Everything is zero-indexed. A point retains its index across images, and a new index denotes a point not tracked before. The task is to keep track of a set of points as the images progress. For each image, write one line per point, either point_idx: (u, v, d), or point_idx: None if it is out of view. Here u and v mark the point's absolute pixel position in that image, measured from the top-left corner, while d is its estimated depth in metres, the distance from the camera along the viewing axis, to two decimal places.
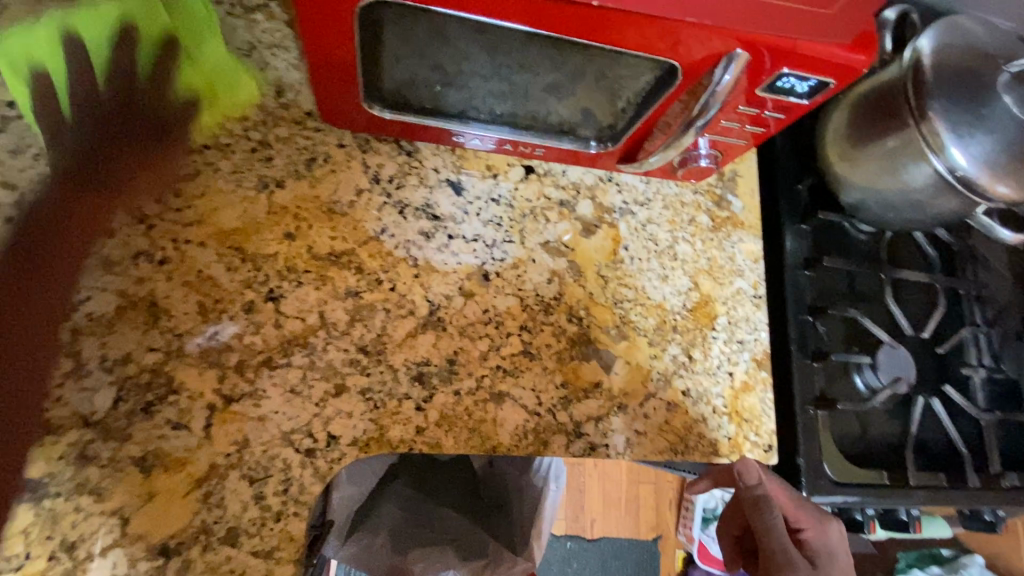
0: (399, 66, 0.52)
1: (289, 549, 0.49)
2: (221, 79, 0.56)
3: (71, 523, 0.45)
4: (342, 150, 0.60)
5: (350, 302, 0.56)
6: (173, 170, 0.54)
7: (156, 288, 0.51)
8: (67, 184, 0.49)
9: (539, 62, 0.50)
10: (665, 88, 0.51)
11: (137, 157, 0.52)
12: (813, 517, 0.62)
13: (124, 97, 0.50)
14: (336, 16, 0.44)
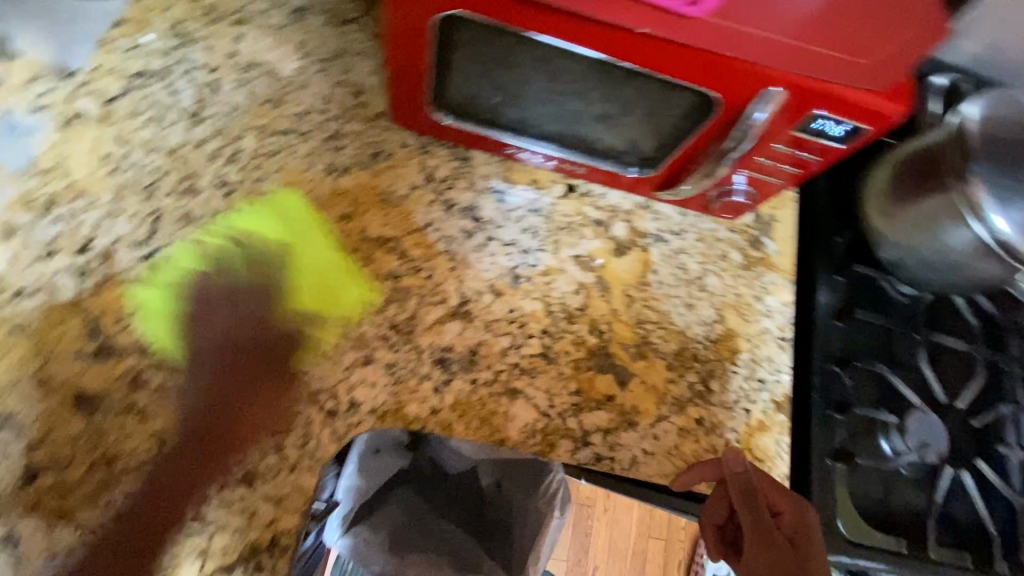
0: (464, 85, 0.58)
1: (297, 500, 0.53)
2: (334, 277, 0.59)
3: (115, 438, 0.51)
4: (404, 148, 0.66)
5: (389, 283, 0.61)
6: (273, 376, 0.55)
7: (225, 245, 0.58)
8: (193, 446, 0.52)
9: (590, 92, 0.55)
10: (702, 121, 0.54)
11: (247, 361, 0.55)
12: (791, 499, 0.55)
13: (219, 299, 0.56)
14: (418, 27, 0.50)
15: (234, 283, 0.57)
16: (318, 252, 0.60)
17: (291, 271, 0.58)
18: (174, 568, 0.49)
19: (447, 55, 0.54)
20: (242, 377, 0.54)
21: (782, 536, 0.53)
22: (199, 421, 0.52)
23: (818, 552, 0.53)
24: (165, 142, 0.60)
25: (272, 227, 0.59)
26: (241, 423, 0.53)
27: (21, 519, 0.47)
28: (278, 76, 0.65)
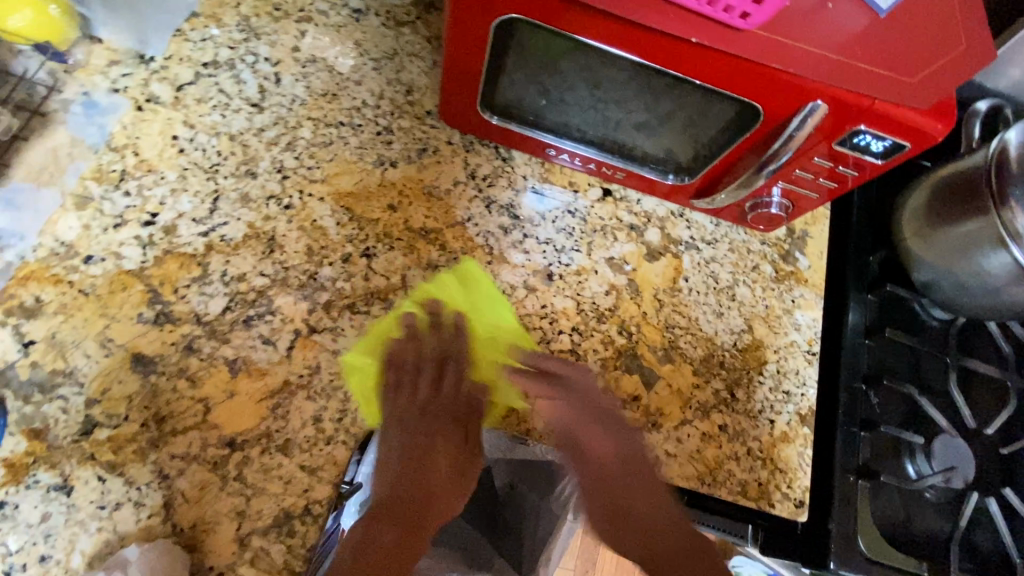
0: (511, 88, 0.60)
1: (331, 471, 0.55)
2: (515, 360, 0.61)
3: (166, 400, 0.53)
4: (449, 146, 0.69)
5: (428, 272, 0.64)
6: (475, 444, 0.60)
7: (278, 226, 0.61)
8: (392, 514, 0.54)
9: (634, 99, 0.57)
10: (742, 132, 0.56)
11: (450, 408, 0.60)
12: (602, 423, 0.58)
13: (416, 363, 0.59)
14: (474, 31, 0.52)
15: (450, 396, 0.60)
16: (503, 330, 0.61)
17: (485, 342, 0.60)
18: (213, 526, 0.51)
19: (499, 60, 0.56)
20: (437, 438, 0.58)
21: (610, 464, 0.58)
22: (407, 484, 0.56)
23: (641, 476, 0.58)
24: (228, 127, 0.63)
25: (501, 318, 0.61)
26: (454, 504, 0.58)
27: (78, 468, 0.50)
28: (336, 71, 0.68)
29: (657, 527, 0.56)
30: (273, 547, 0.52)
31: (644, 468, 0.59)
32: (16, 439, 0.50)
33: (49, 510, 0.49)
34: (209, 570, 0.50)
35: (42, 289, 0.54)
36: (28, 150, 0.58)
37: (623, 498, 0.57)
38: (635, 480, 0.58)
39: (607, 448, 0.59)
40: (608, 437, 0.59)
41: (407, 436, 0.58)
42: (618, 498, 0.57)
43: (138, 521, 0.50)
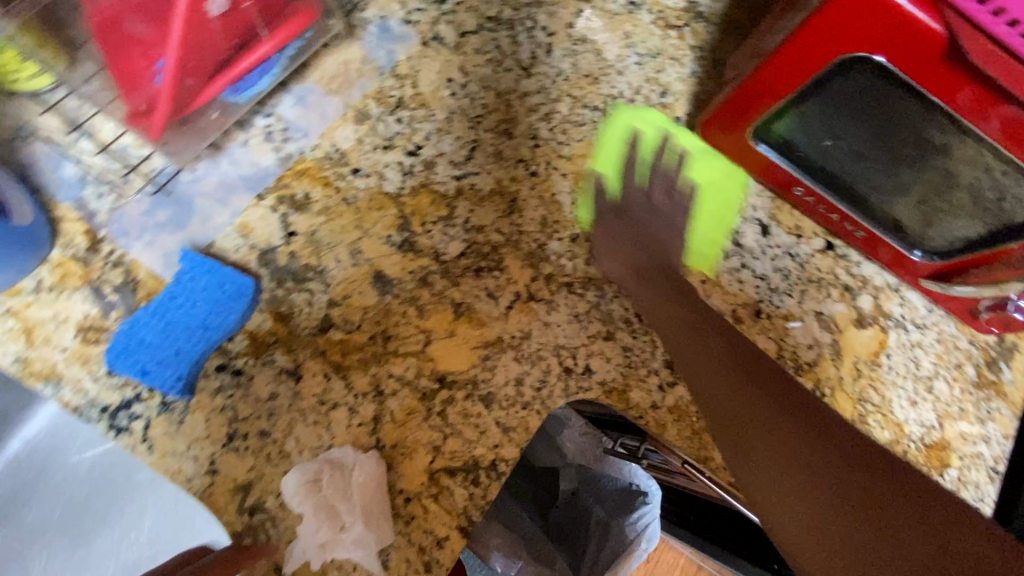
0: (793, 125, 0.58)
1: (521, 435, 0.56)
2: (705, 247, 0.67)
3: (395, 321, 0.56)
4: (690, 156, 0.68)
5: (644, 274, 0.64)
6: (664, 296, 0.61)
7: (521, 190, 0.63)
8: None
9: (914, 179, 0.55)
10: (1010, 240, 0.52)
11: (681, 313, 0.59)
12: (648, 286, 0.62)
13: (654, 161, 0.69)
14: (799, 62, 0.51)
15: (672, 228, 0.68)
16: (706, 234, 0.67)
17: (716, 211, 0.68)
18: (410, 453, 0.53)
19: (802, 99, 0.54)
20: (665, 302, 0.61)
21: (737, 366, 0.56)
22: (715, 395, 0.55)
23: (719, 378, 0.56)
24: (497, 84, 0.65)
25: (720, 192, 0.68)
26: (755, 444, 0.52)
27: (309, 361, 0.53)
28: (602, 56, 0.69)
29: (834, 494, 0.48)
30: (457, 490, 0.53)
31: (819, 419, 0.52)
32: (263, 317, 0.53)
33: (276, 391, 0.52)
34: (398, 493, 0.52)
35: (312, 186, 0.57)
36: (324, 58, 0.61)
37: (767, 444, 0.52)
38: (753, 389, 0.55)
39: (721, 363, 0.56)
40: (713, 347, 0.57)
41: (689, 318, 0.59)
42: (744, 424, 0.53)
43: (349, 426, 0.52)
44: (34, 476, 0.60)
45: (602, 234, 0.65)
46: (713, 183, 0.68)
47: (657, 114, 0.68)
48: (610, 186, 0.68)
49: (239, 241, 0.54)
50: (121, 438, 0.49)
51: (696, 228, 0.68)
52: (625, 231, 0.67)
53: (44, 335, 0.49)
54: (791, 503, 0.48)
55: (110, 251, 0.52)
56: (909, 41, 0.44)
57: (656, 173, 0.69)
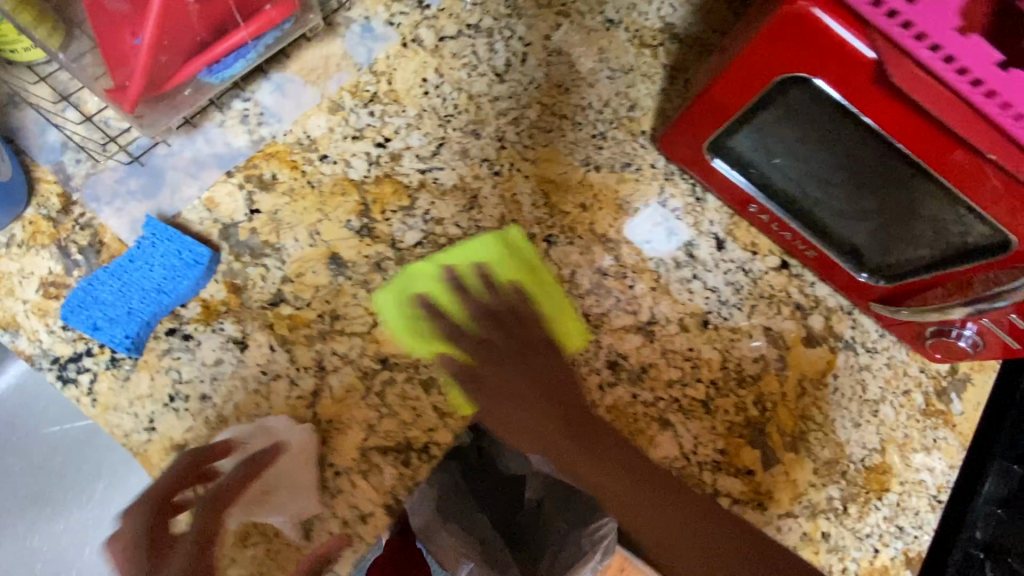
0: (748, 141, 0.60)
1: (458, 420, 0.57)
2: (564, 324, 0.63)
3: (345, 302, 0.58)
4: (652, 168, 0.70)
5: (596, 277, 0.65)
6: (528, 404, 0.55)
7: (482, 188, 0.65)
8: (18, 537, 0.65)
9: (856, 200, 0.58)
10: (955, 262, 0.54)
11: (525, 366, 0.56)
12: (488, 359, 0.56)
13: (462, 285, 0.60)
14: (746, 81, 0.53)
15: (491, 301, 0.59)
16: (554, 301, 0.63)
17: (528, 284, 0.63)
18: (345, 429, 0.55)
19: (753, 116, 0.56)
20: (505, 369, 0.55)
21: (573, 418, 0.55)
22: (575, 451, 0.53)
23: (599, 450, 0.54)
24: (469, 87, 0.68)
25: (501, 261, 0.62)
26: (637, 498, 0.53)
27: (257, 332, 0.55)
28: (575, 68, 0.72)
29: (699, 516, 0.52)
30: (387, 469, 0.54)
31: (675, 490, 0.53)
32: (217, 287, 0.55)
33: (222, 358, 0.54)
34: (328, 467, 0.53)
35: (280, 168, 0.60)
36: (306, 51, 0.64)
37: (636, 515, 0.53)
38: (598, 444, 0.54)
39: (543, 425, 0.54)
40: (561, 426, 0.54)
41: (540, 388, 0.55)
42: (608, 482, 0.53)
43: (288, 398, 0.54)
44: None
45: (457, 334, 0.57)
46: (501, 262, 0.62)
47: (488, 236, 0.63)
48: (460, 316, 0.59)
49: (204, 214, 0.57)
50: (68, 388, 0.51)
51: (538, 302, 0.62)
52: (493, 343, 0.57)
53: (9, 287, 0.52)
54: (665, 531, 0.52)
55: (80, 214, 0.55)
56: (843, 66, 0.46)
57: (489, 286, 0.60)
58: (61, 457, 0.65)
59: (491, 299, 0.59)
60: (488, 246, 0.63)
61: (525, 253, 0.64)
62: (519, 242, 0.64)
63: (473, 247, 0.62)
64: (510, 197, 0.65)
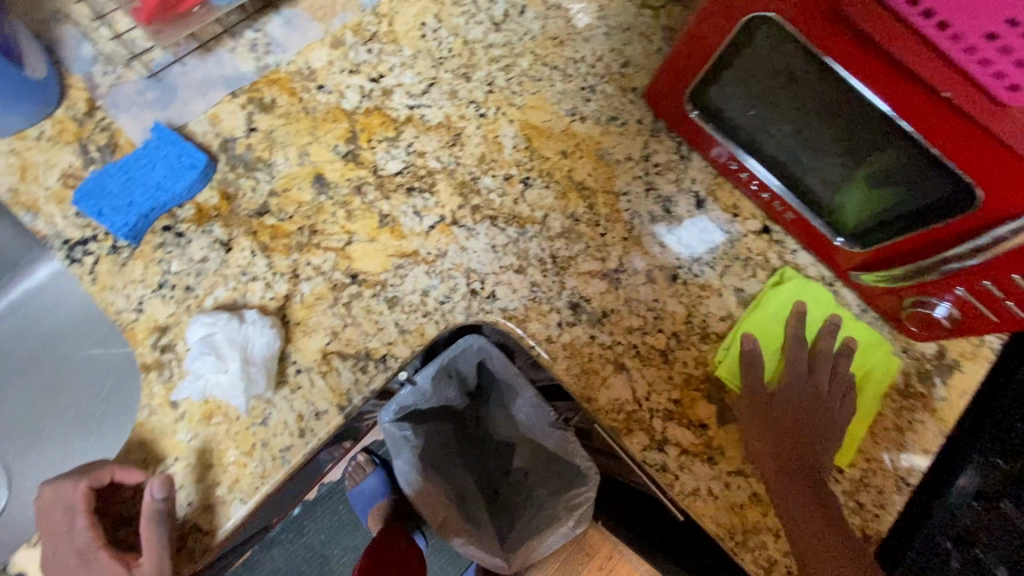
0: (728, 91, 0.60)
1: (416, 339, 0.61)
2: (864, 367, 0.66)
3: (323, 219, 0.62)
4: (638, 124, 0.71)
5: (568, 222, 0.66)
6: (797, 401, 0.63)
7: (467, 128, 0.68)
8: (58, 401, 0.80)
9: (833, 154, 0.57)
10: (941, 218, 0.52)
11: (809, 384, 0.64)
12: (801, 361, 0.65)
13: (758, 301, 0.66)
14: (720, 24, 0.54)
15: (812, 370, 0.65)
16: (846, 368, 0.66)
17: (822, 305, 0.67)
18: (308, 333, 0.59)
19: (732, 60, 0.57)
20: (792, 372, 0.64)
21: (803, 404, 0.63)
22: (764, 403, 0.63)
23: (802, 431, 0.62)
24: (466, 33, 0.71)
25: (828, 304, 0.67)
26: (778, 462, 0.60)
27: (241, 237, 0.60)
28: (572, 23, 0.74)
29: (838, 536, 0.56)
30: (344, 372, 0.58)
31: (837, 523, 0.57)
32: (211, 193, 0.61)
33: (208, 256, 0.59)
34: (290, 363, 0.58)
35: (279, 94, 0.65)
36: None
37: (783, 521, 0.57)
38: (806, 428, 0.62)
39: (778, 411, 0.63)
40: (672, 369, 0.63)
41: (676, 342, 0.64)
42: (779, 432, 0.62)
43: (262, 297, 0.59)
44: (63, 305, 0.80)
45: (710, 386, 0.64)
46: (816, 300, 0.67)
47: (791, 276, 0.67)
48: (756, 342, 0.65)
49: (207, 128, 0.63)
50: (74, 267, 0.58)
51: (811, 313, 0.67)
52: (808, 359, 0.65)
53: (35, 174, 0.59)
54: (790, 495, 0.58)
55: (102, 118, 0.62)
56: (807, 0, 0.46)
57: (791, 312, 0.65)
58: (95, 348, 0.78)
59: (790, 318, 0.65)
60: (800, 286, 0.67)
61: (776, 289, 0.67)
62: (844, 310, 0.67)
63: (840, 311, 0.67)
64: (494, 138, 0.68)
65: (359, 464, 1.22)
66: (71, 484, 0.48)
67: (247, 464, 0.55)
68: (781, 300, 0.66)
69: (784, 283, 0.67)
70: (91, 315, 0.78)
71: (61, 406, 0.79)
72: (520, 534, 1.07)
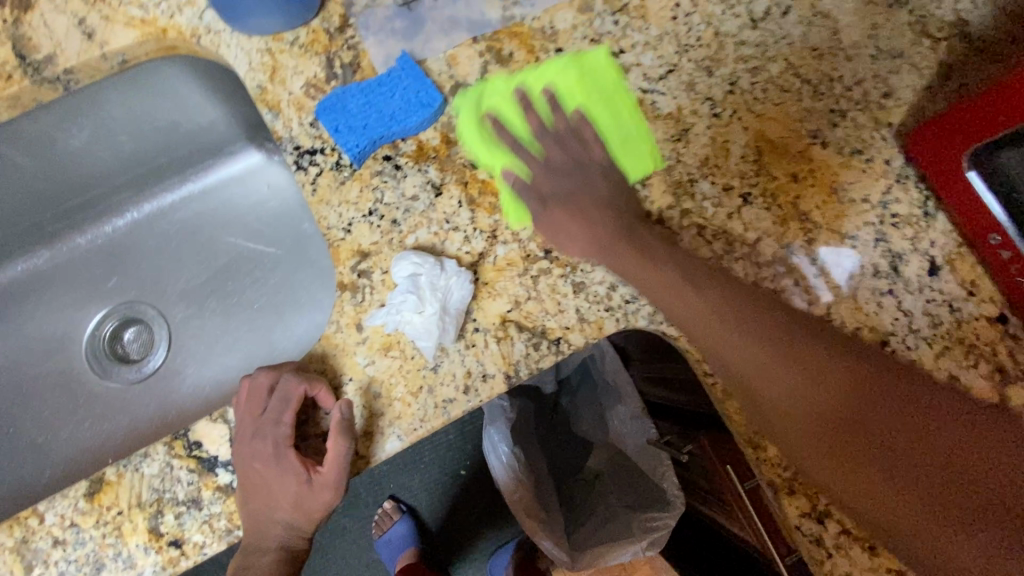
0: None
1: (593, 331, 0.58)
2: (634, 151, 0.62)
3: (531, 186, 0.61)
4: (885, 164, 0.63)
5: (781, 252, 0.60)
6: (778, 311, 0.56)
7: (696, 125, 0.62)
8: (216, 288, 0.86)
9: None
10: None
11: (729, 277, 0.58)
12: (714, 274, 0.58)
13: (559, 125, 0.62)
14: None
15: (584, 151, 0.62)
16: (632, 130, 0.62)
17: (582, 87, 0.62)
18: (494, 296, 0.58)
19: None
20: (730, 295, 0.57)
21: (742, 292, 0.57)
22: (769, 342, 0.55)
23: (746, 302, 0.57)
24: (719, 24, 0.65)
25: (572, 79, 0.62)
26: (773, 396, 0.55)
27: (451, 184, 0.60)
28: (837, 37, 0.66)
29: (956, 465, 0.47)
30: (517, 343, 0.57)
31: (810, 378, 0.53)
32: (434, 134, 0.61)
33: (419, 196, 0.59)
34: (471, 321, 0.57)
35: (518, 49, 0.63)
36: None
37: (872, 422, 0.51)
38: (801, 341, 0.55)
39: (742, 315, 0.56)
40: (734, 320, 0.56)
41: (764, 307, 0.57)
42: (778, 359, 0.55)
43: (459, 249, 0.59)
44: (233, 199, 0.86)
45: (542, 168, 0.61)
46: (576, 80, 0.62)
47: (565, 57, 0.63)
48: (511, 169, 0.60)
49: (444, 68, 0.62)
50: (299, 173, 0.60)
51: (604, 127, 0.63)
52: (569, 130, 0.62)
53: (283, 77, 0.62)
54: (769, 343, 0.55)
55: (351, 36, 0.62)
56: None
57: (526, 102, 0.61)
58: (263, 243, 0.85)
59: (623, 129, 0.62)
60: (567, 70, 0.63)
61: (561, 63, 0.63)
62: (604, 64, 0.63)
63: (598, 73, 0.63)
64: (722, 142, 0.62)
65: (384, 512, 1.26)
66: (292, 381, 0.53)
67: (412, 404, 0.55)
68: (484, 99, 0.61)
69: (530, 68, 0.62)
70: (266, 211, 0.85)
71: (216, 292, 0.85)
72: (587, 537, 1.06)
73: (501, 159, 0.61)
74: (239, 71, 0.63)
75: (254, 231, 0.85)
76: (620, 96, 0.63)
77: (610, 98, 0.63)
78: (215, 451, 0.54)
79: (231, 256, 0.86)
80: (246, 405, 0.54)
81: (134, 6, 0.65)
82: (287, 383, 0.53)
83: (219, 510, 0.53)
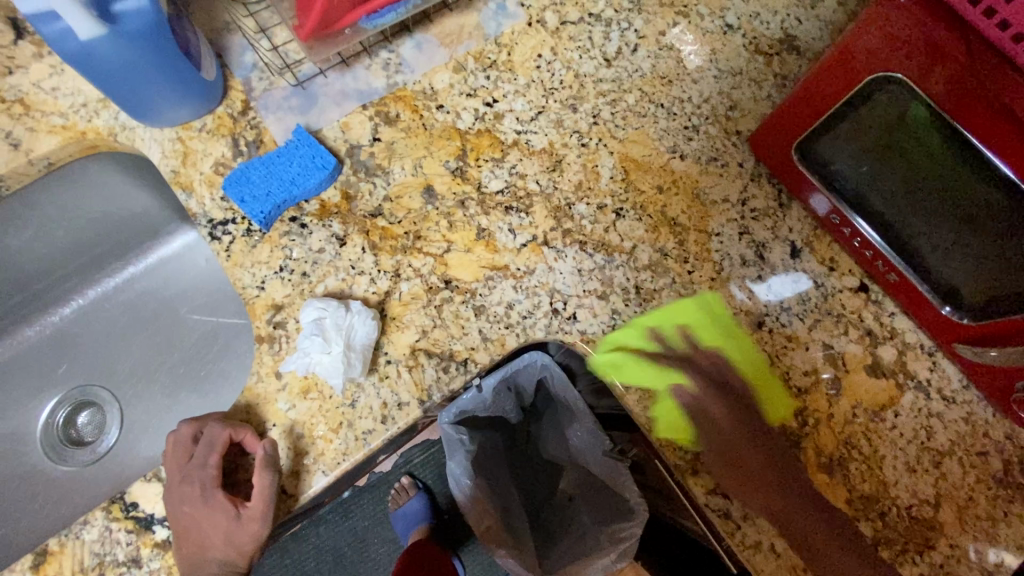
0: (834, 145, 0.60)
1: (497, 348, 0.64)
2: (770, 392, 0.64)
3: (427, 227, 0.67)
4: (739, 167, 0.71)
5: (655, 255, 0.67)
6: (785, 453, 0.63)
7: (568, 155, 0.71)
8: (161, 360, 0.90)
9: (946, 219, 0.55)
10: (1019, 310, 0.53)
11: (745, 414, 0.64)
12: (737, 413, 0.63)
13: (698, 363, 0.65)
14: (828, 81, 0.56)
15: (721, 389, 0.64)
16: (758, 367, 0.65)
17: (707, 328, 0.65)
18: (401, 328, 0.64)
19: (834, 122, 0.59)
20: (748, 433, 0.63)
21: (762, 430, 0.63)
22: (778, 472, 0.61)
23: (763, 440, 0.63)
24: (578, 67, 0.74)
25: (703, 321, 0.65)
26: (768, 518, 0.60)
27: (354, 235, 0.66)
28: (683, 64, 0.75)
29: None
30: (428, 369, 0.62)
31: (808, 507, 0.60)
32: (335, 192, 0.68)
33: (325, 249, 0.66)
34: (382, 354, 0.63)
35: (404, 110, 0.72)
36: (447, 18, 0.75)
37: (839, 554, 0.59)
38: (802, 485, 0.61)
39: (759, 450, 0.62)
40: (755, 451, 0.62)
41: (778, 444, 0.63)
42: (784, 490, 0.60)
43: (366, 291, 0.65)
44: (171, 274, 0.92)
45: (699, 415, 0.63)
46: (704, 319, 0.65)
47: (694, 299, 0.66)
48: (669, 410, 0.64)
49: (338, 134, 0.70)
50: (214, 243, 0.66)
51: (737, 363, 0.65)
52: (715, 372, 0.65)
53: (194, 160, 0.69)
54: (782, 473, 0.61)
55: (254, 117, 0.70)
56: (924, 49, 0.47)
57: (666, 351, 0.65)
58: (202, 312, 0.90)
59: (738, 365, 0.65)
60: (691, 307, 0.66)
61: (730, 320, 0.66)
62: (716, 307, 0.66)
63: (717, 314, 0.66)
64: (591, 168, 0.70)
65: (401, 487, 1.25)
66: (219, 427, 0.58)
67: (333, 440, 0.60)
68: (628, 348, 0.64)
69: (661, 312, 0.65)
70: (203, 280, 0.91)
71: (162, 363, 0.90)
72: (559, 556, 1.05)
73: (666, 379, 0.64)
74: (154, 160, 0.70)
75: (193, 301, 0.91)
76: (740, 336, 0.65)
77: (730, 332, 0.65)
78: (151, 510, 0.58)
79: (173, 327, 0.91)
80: (176, 460, 0.58)
81: (55, 115, 0.72)
82: (213, 429, 0.58)
83: (159, 566, 0.57)
